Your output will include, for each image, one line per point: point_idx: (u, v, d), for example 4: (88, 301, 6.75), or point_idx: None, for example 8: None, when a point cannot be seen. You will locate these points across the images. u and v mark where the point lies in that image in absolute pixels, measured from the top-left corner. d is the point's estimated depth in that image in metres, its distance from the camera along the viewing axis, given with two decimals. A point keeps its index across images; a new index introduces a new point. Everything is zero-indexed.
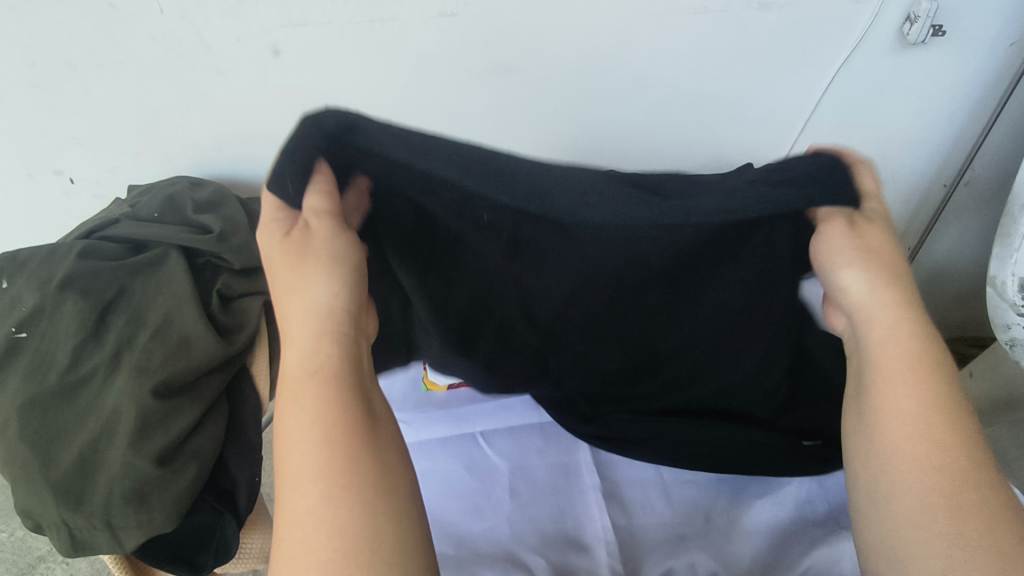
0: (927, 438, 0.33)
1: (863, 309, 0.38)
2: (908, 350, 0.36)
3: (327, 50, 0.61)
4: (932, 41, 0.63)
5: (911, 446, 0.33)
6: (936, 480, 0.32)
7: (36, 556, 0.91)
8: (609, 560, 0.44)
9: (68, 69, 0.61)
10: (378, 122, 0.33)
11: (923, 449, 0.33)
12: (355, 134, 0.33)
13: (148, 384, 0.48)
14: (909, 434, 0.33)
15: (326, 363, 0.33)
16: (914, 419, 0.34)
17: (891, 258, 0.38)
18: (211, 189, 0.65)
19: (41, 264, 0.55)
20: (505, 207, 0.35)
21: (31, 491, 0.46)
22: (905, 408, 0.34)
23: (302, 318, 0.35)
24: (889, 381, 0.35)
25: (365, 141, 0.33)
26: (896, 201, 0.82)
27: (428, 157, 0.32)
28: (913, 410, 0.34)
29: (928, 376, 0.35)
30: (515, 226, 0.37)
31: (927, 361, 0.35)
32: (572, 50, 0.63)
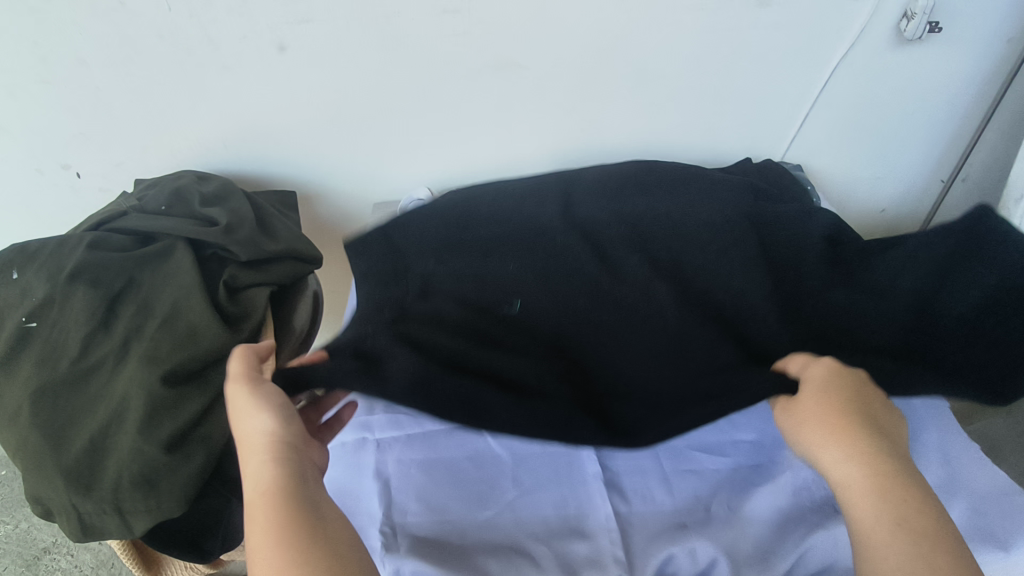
0: (916, 554, 0.33)
1: (814, 430, 0.38)
2: (878, 472, 0.36)
3: (333, 46, 0.62)
4: (929, 38, 0.64)
5: (901, 561, 0.33)
6: (917, 552, 0.33)
7: (41, 548, 0.91)
8: (610, 547, 0.44)
9: (76, 65, 0.62)
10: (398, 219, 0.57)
11: (913, 564, 0.33)
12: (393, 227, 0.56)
13: (157, 372, 0.49)
14: (881, 515, 0.35)
15: (273, 493, 0.35)
16: (882, 503, 0.35)
17: (853, 408, 0.38)
18: (217, 184, 0.66)
19: (51, 255, 0.56)
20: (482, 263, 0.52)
21: (42, 477, 0.47)
22: (887, 521, 0.35)
23: (250, 446, 0.38)
24: (853, 487, 0.36)
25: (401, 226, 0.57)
26: (894, 199, 0.83)
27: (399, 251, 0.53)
28: (876, 501, 0.35)
29: (893, 488, 0.35)
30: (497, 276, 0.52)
31: (893, 479, 0.36)
32: (573, 46, 0.64)
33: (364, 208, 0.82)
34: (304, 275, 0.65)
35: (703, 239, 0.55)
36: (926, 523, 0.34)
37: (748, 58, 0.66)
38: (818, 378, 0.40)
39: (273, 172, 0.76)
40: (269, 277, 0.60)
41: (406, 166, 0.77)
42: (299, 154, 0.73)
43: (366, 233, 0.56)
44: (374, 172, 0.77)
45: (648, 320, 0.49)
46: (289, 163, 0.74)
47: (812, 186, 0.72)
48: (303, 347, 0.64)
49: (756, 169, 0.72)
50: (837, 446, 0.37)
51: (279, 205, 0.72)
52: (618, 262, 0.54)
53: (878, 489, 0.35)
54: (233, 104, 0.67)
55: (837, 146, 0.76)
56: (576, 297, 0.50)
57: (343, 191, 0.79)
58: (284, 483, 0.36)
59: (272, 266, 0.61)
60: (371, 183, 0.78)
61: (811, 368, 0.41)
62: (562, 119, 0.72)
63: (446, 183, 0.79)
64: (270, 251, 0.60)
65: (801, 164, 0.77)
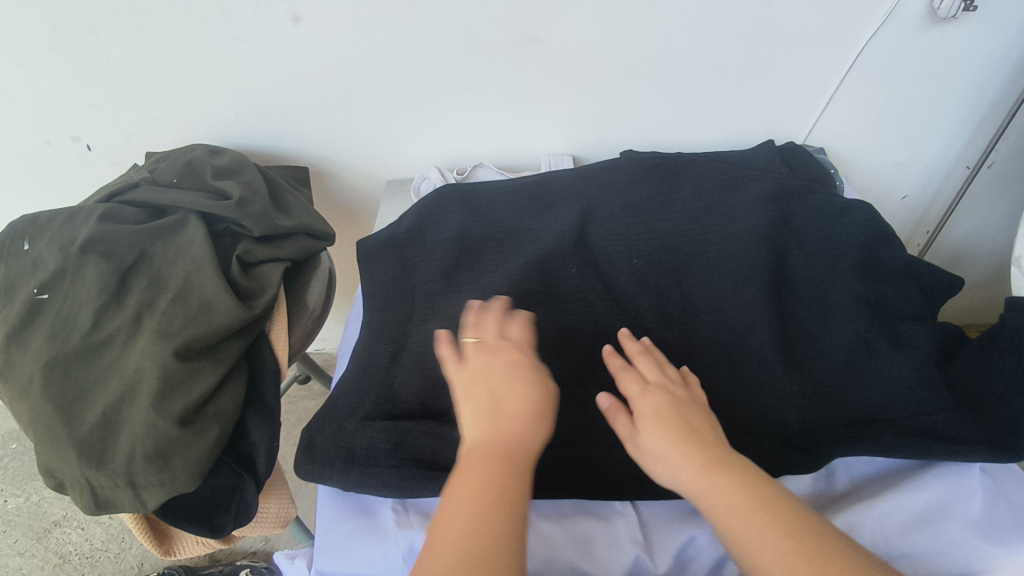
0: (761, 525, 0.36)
1: (657, 445, 0.41)
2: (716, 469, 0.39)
3: (348, 17, 0.61)
4: (962, 16, 0.62)
5: (751, 535, 0.35)
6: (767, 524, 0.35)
7: (52, 521, 0.92)
8: (628, 530, 0.44)
9: (86, 34, 0.60)
10: (415, 233, 0.63)
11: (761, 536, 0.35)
12: (412, 243, 0.63)
13: (169, 346, 0.48)
14: (727, 503, 0.37)
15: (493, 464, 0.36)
16: (726, 490, 0.38)
17: (689, 425, 0.42)
18: (229, 157, 0.65)
19: (63, 227, 0.55)
20: (469, 323, 0.54)
21: (55, 450, 0.46)
22: (733, 510, 0.37)
23: (471, 413, 0.39)
24: (699, 489, 0.39)
25: (417, 242, 0.63)
26: (916, 185, 0.81)
27: (416, 273, 0.60)
28: (725, 490, 0.38)
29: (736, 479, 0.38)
30: None
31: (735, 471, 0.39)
32: (595, 22, 0.62)
33: (377, 185, 0.81)
34: (317, 253, 0.64)
35: (702, 275, 0.59)
36: (767, 493, 0.37)
37: (773, 36, 0.64)
38: (654, 397, 0.44)
39: (286, 148, 0.75)
40: (282, 253, 0.59)
41: (420, 143, 0.75)
42: (312, 130, 0.73)
43: (378, 245, 0.63)
44: (387, 149, 0.76)
45: None
46: (302, 138, 0.73)
47: (835, 169, 0.71)
48: (315, 326, 0.62)
49: (779, 151, 0.71)
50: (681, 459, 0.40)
51: (291, 179, 0.71)
52: (619, 304, 0.57)
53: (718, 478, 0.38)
54: (246, 77, 0.66)
55: (860, 130, 0.74)
56: (575, 340, 0.53)
57: (356, 168, 0.78)
58: (496, 451, 0.37)
59: (285, 242, 0.60)
60: (384, 161, 0.78)
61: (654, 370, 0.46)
62: (580, 97, 0.70)
63: (460, 160, 0.78)
64: (283, 227, 0.59)
65: (822, 147, 0.76)
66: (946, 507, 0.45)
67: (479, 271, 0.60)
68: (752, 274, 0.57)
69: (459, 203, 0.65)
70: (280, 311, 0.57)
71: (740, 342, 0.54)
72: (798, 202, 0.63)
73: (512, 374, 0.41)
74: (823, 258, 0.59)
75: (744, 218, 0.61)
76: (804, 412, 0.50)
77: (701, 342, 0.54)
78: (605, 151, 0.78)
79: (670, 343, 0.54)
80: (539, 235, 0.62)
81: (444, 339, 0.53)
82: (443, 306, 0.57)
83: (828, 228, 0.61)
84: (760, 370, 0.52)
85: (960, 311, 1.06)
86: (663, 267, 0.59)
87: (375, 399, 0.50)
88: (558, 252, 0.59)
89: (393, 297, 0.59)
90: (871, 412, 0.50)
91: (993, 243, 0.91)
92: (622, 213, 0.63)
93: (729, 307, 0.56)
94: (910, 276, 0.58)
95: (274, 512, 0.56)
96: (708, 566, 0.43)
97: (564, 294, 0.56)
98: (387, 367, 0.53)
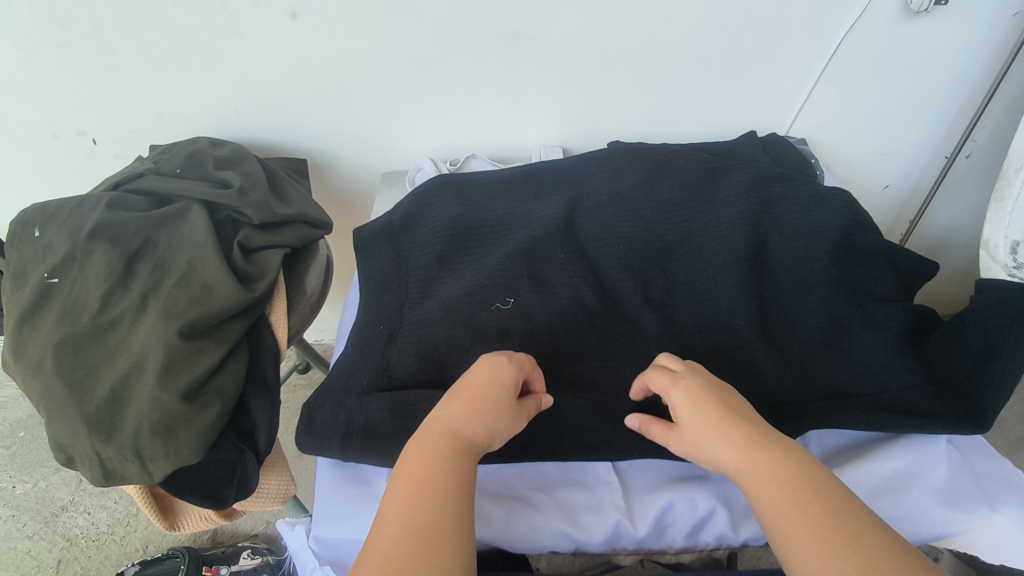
0: (805, 510, 0.34)
1: (697, 424, 0.41)
2: (761, 454, 0.38)
3: (344, 14, 0.63)
4: (935, 10, 0.64)
5: (789, 519, 0.34)
6: (813, 510, 0.34)
7: (58, 506, 0.94)
8: (611, 496, 0.46)
9: (93, 31, 0.63)
10: (409, 221, 0.65)
11: (803, 520, 0.34)
12: (406, 231, 0.65)
13: (174, 325, 0.50)
14: (772, 482, 0.36)
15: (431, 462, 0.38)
16: (771, 469, 0.37)
17: (730, 412, 0.41)
18: (230, 149, 0.67)
19: (70, 215, 0.58)
20: (462, 308, 0.56)
21: (65, 425, 0.49)
22: (774, 492, 0.36)
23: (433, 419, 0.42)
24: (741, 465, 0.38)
25: (411, 230, 0.65)
26: (897, 174, 0.84)
27: (411, 259, 0.63)
28: (768, 468, 0.37)
29: (782, 466, 0.37)
30: (477, 321, 0.55)
31: (781, 457, 0.38)
32: (582, 17, 0.64)
33: (373, 177, 0.84)
34: (315, 240, 0.67)
35: (687, 260, 0.61)
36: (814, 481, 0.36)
37: (754, 31, 0.66)
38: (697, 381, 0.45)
39: (284, 140, 0.77)
40: (281, 240, 0.61)
41: (414, 136, 0.78)
42: (309, 123, 0.75)
43: (373, 231, 0.65)
44: (383, 142, 0.78)
45: (630, 355, 0.54)
46: (300, 131, 0.76)
47: (815, 159, 0.73)
48: (314, 310, 0.65)
49: (761, 142, 0.73)
50: (726, 437, 0.40)
51: (290, 170, 0.74)
52: (606, 286, 0.59)
53: (758, 462, 0.38)
54: (247, 72, 0.69)
55: (841, 121, 0.76)
56: (562, 321, 0.56)
57: (352, 160, 0.81)
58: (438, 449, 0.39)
59: (284, 229, 0.62)
60: (379, 153, 0.80)
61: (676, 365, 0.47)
62: (570, 91, 0.73)
63: (453, 152, 0.81)
64: (282, 215, 0.62)
65: (804, 138, 0.78)
66: (913, 474, 0.48)
67: (471, 257, 0.62)
68: (733, 259, 0.59)
69: (452, 193, 0.67)
70: (279, 295, 0.60)
71: (722, 322, 0.56)
72: (780, 188, 0.65)
73: (475, 385, 0.44)
74: (804, 244, 0.61)
75: (727, 206, 0.63)
76: (782, 390, 0.52)
77: (683, 323, 0.57)
78: (594, 143, 0.80)
79: (657, 325, 0.56)
80: (529, 223, 0.64)
81: (438, 324, 0.55)
82: (437, 291, 0.59)
83: (811, 214, 0.63)
84: (739, 349, 0.55)
85: (943, 300, 1.08)
86: (648, 253, 0.61)
87: (372, 378, 0.53)
88: (547, 238, 0.61)
89: (388, 283, 0.61)
90: (845, 388, 0.52)
91: (973, 232, 0.93)
92: (610, 201, 0.65)
93: (712, 291, 0.58)
94: (884, 261, 0.60)
95: (274, 488, 0.59)
96: (685, 530, 0.45)
97: (553, 278, 0.59)
98: (383, 349, 0.55)
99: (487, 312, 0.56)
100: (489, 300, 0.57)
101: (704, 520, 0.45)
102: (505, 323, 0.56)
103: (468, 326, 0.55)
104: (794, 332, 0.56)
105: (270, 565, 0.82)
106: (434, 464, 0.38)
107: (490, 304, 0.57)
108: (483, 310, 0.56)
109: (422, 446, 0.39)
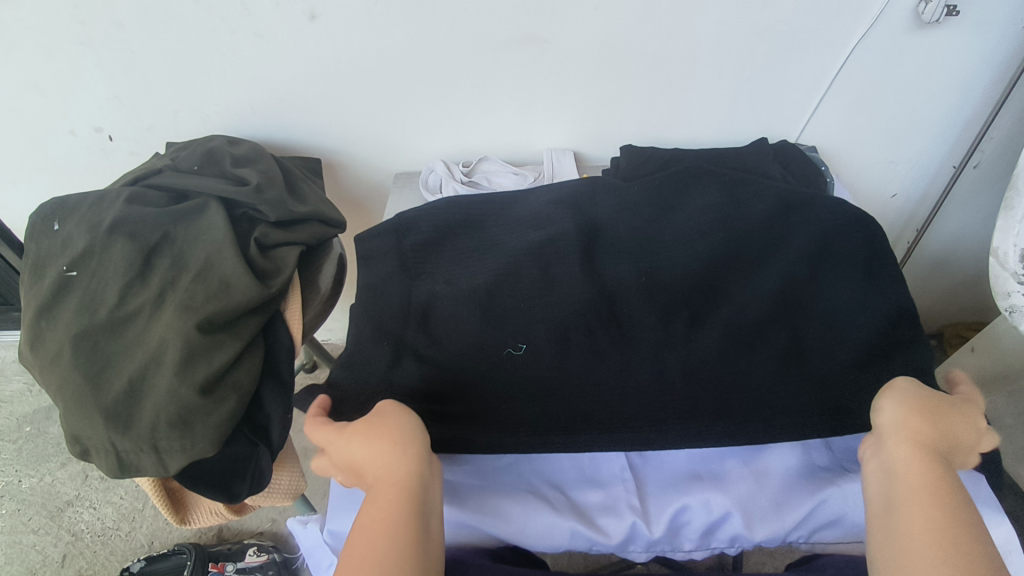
0: (939, 528, 0.35)
1: (894, 441, 0.40)
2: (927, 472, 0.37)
3: (362, 14, 0.64)
4: (946, 21, 0.65)
5: (921, 536, 0.35)
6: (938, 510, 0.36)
7: (64, 501, 0.94)
8: (626, 496, 0.47)
9: (114, 28, 0.64)
10: (413, 218, 0.62)
11: (935, 536, 0.34)
12: (401, 230, 0.61)
13: (192, 319, 0.51)
14: (917, 518, 0.36)
15: (398, 484, 0.38)
16: (924, 512, 0.36)
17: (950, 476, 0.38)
18: (247, 147, 0.68)
19: (89, 210, 0.58)
20: (442, 348, 0.54)
21: (82, 416, 0.49)
22: (919, 505, 0.36)
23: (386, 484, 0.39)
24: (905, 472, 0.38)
25: (407, 229, 0.61)
26: (905, 183, 0.84)
27: (394, 271, 0.59)
28: (919, 496, 0.36)
29: (940, 489, 0.37)
30: (451, 359, 0.53)
31: (943, 485, 0.37)
32: (597, 22, 0.65)
33: (386, 177, 0.84)
34: (329, 239, 0.67)
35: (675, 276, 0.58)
36: (966, 519, 0.35)
37: (766, 39, 0.67)
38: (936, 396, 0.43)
39: (299, 141, 0.78)
40: (297, 237, 0.62)
41: (427, 138, 0.79)
42: (324, 124, 0.76)
43: (373, 228, 0.62)
44: (396, 143, 0.79)
45: (605, 383, 0.52)
46: (315, 129, 0.76)
47: (825, 166, 0.74)
48: (327, 307, 0.65)
49: (772, 149, 0.73)
50: (905, 446, 0.39)
51: (305, 170, 0.74)
52: (584, 308, 0.55)
53: (935, 494, 0.36)
54: (265, 73, 0.69)
55: (851, 129, 0.77)
56: (573, 366, 0.53)
57: (364, 160, 0.81)
58: (390, 520, 0.37)
59: (300, 227, 0.63)
60: (392, 153, 0.81)
61: (901, 414, 0.41)
62: (583, 96, 0.74)
63: (465, 155, 0.82)
64: (298, 213, 0.62)
65: (814, 145, 0.79)
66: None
67: (468, 263, 0.60)
68: (768, 298, 0.56)
69: (463, 206, 0.63)
70: (296, 291, 0.60)
71: (726, 379, 0.51)
72: (802, 207, 0.60)
73: (390, 415, 0.43)
74: (828, 266, 0.57)
75: (754, 223, 0.60)
76: (775, 411, 0.49)
77: (668, 350, 0.53)
78: (605, 149, 0.81)
79: (627, 366, 0.53)
80: (533, 232, 0.60)
81: (417, 342, 0.55)
82: (434, 308, 0.57)
83: (823, 239, 0.58)
84: (710, 385, 0.51)
85: (951, 310, 1.08)
86: (665, 277, 0.58)
87: (359, 398, 0.51)
88: (566, 301, 0.56)
89: (377, 293, 0.59)
90: (818, 413, 0.49)
91: (981, 244, 0.94)
92: (630, 231, 0.60)
93: (699, 291, 0.57)
94: (905, 293, 0.55)
95: (285, 483, 0.59)
96: (699, 531, 0.46)
97: (531, 291, 0.57)
98: (387, 370, 0.53)
99: (463, 345, 0.54)
100: (463, 322, 0.55)
101: (718, 521, 0.46)
102: (464, 324, 0.55)
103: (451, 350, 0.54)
104: (812, 372, 0.52)
105: (277, 563, 0.83)
106: (392, 510, 0.37)
107: (460, 331, 0.55)
108: (461, 343, 0.54)
109: (381, 488, 0.39)
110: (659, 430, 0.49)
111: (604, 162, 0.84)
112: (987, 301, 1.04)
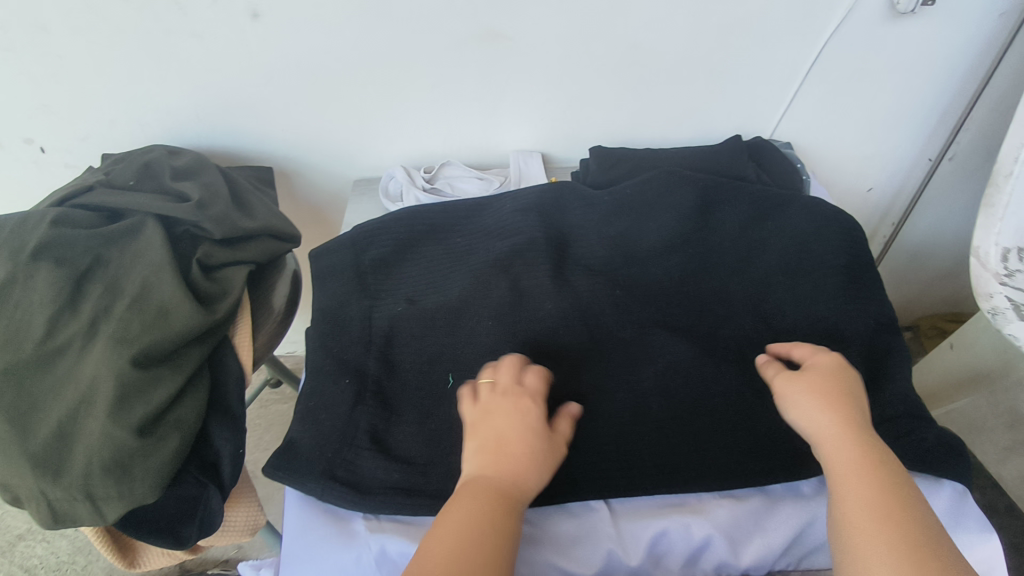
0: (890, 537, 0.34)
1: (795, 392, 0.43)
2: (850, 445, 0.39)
3: (310, 13, 0.59)
4: (922, 10, 0.63)
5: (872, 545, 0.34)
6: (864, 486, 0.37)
7: (15, 535, 0.89)
8: (603, 525, 0.45)
9: (36, 32, 0.58)
10: (373, 231, 0.59)
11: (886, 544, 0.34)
12: (361, 246, 0.59)
13: (127, 353, 0.47)
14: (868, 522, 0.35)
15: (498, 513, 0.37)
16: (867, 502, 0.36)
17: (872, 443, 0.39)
18: (190, 157, 0.63)
19: (13, 233, 0.53)
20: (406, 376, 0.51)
21: (6, 464, 0.45)
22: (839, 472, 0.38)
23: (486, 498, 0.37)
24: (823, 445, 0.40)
25: (368, 243, 0.59)
26: (881, 176, 0.83)
27: (354, 291, 0.56)
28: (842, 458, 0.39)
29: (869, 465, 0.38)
30: (416, 390, 0.50)
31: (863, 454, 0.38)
32: (559, 16, 0.61)
33: (345, 183, 0.80)
34: (281, 254, 0.63)
35: (651, 290, 0.55)
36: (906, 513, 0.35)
37: (738, 32, 0.64)
38: (820, 362, 0.45)
39: (250, 148, 0.73)
40: (245, 255, 0.58)
41: (387, 143, 0.75)
42: (275, 130, 0.71)
43: (331, 242, 0.60)
44: (355, 148, 0.75)
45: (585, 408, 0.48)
46: (266, 136, 0.72)
47: (801, 163, 0.71)
48: (281, 328, 0.61)
49: (746, 145, 0.71)
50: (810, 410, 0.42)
51: (255, 180, 0.70)
52: (558, 325, 0.52)
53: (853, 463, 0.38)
54: (207, 77, 0.64)
55: (827, 122, 0.75)
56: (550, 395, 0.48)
57: (321, 167, 0.77)
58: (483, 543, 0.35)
59: (248, 245, 0.59)
60: (351, 159, 0.76)
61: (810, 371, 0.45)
62: (549, 94, 0.70)
63: (429, 159, 0.78)
64: (245, 228, 0.58)
65: (789, 140, 0.77)
66: None
67: (433, 277, 0.57)
68: (744, 310, 0.54)
69: (423, 216, 0.60)
70: (244, 313, 0.56)
71: (707, 404, 0.48)
72: (775, 211, 0.58)
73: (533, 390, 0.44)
74: (807, 271, 0.55)
75: (726, 229, 0.58)
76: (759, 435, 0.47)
77: (646, 369, 0.50)
78: (575, 148, 0.78)
79: (605, 392, 0.49)
80: (497, 244, 0.58)
81: (378, 371, 0.51)
82: (397, 332, 0.53)
83: (800, 245, 0.57)
84: (692, 408, 0.48)
85: (928, 301, 1.08)
86: (640, 289, 0.55)
87: (320, 436, 0.48)
88: (533, 321, 0.52)
89: (335, 316, 0.55)
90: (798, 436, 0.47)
91: (957, 236, 0.93)
92: (600, 242, 0.57)
93: (676, 302, 0.54)
94: (876, 299, 0.55)
95: (241, 520, 0.55)
96: (681, 558, 0.45)
97: (501, 308, 0.53)
98: (350, 407, 0.49)
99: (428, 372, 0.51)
100: (429, 346, 0.52)
101: (701, 547, 0.44)
102: (430, 350, 0.52)
103: (416, 377, 0.51)
104: None
105: None
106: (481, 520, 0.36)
107: (425, 357, 0.52)
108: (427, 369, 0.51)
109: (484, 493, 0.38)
110: (642, 462, 0.46)
111: (573, 163, 0.81)
112: (963, 291, 1.04)
